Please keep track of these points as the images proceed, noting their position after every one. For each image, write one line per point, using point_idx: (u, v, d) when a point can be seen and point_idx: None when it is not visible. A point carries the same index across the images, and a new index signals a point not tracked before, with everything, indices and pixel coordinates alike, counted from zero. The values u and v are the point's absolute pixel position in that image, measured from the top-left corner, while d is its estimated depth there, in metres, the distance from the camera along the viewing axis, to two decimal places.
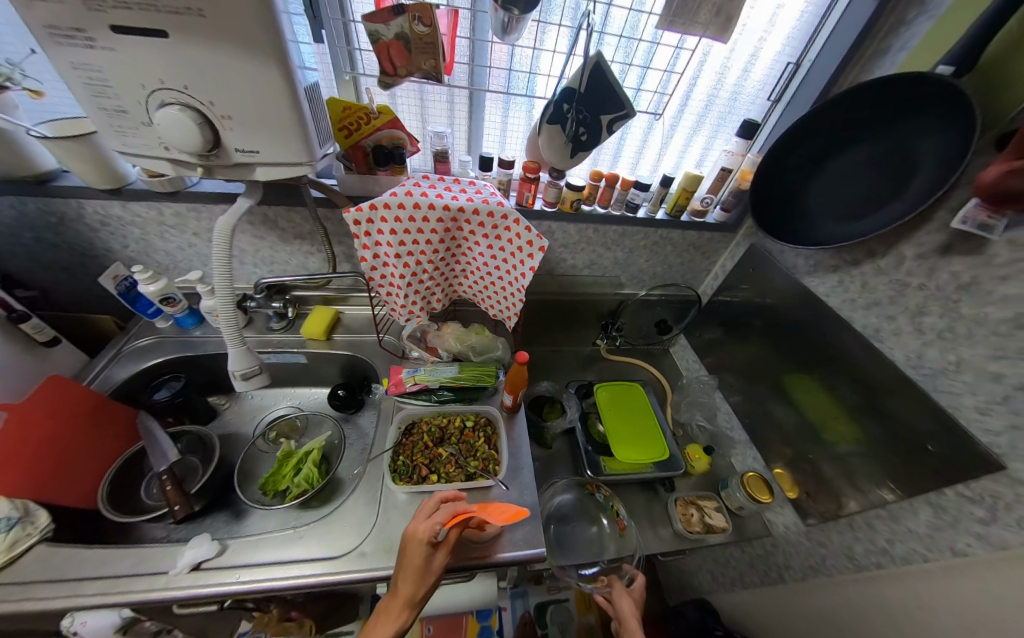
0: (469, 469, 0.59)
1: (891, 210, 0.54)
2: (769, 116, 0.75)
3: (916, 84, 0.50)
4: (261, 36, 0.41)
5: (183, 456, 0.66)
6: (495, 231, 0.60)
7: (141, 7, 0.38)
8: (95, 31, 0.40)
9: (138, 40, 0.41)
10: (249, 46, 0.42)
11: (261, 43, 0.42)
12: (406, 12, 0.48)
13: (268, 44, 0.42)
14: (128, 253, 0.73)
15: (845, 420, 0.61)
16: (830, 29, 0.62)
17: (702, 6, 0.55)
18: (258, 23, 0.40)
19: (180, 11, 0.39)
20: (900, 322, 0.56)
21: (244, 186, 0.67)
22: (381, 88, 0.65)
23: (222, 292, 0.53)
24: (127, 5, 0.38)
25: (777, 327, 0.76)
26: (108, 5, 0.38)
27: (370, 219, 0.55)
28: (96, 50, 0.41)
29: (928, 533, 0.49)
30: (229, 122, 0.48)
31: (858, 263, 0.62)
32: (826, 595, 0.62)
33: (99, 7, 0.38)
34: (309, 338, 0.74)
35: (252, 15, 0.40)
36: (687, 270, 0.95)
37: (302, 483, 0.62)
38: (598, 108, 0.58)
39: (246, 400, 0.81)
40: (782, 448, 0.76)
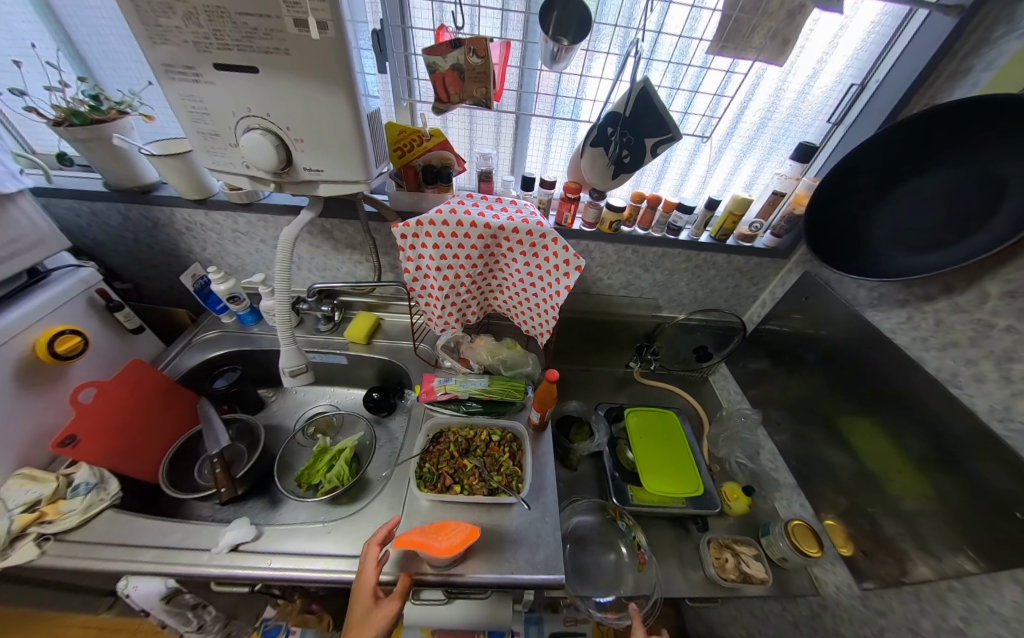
0: (492, 484, 0.58)
1: (972, 243, 0.49)
2: (828, 138, 0.71)
3: (1005, 104, 0.45)
4: (335, 70, 0.46)
5: (233, 442, 0.72)
6: (532, 249, 0.61)
7: (240, 48, 0.45)
8: (202, 69, 0.47)
9: (234, 75, 0.47)
10: (325, 78, 0.47)
11: (337, 76, 0.47)
12: (462, 46, 0.52)
13: (341, 74, 0.47)
14: (206, 255, 0.82)
15: (912, 474, 0.55)
16: (900, 50, 0.59)
17: (758, 30, 0.54)
18: (333, 59, 0.45)
19: (270, 50, 0.45)
20: (982, 367, 0.50)
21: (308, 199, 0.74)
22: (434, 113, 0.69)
23: (281, 295, 0.59)
24: (228, 47, 0.45)
25: (833, 362, 0.70)
26: (214, 47, 0.45)
27: (416, 234, 0.59)
28: (200, 84, 0.49)
29: (1016, 616, 0.43)
30: (301, 145, 0.53)
31: (932, 298, 0.56)
32: None
33: (207, 49, 0.45)
34: (351, 341, 0.79)
35: (333, 53, 0.45)
36: (732, 295, 0.90)
37: (334, 480, 0.65)
38: (642, 132, 0.58)
39: (290, 395, 0.86)
40: (835, 497, 0.68)
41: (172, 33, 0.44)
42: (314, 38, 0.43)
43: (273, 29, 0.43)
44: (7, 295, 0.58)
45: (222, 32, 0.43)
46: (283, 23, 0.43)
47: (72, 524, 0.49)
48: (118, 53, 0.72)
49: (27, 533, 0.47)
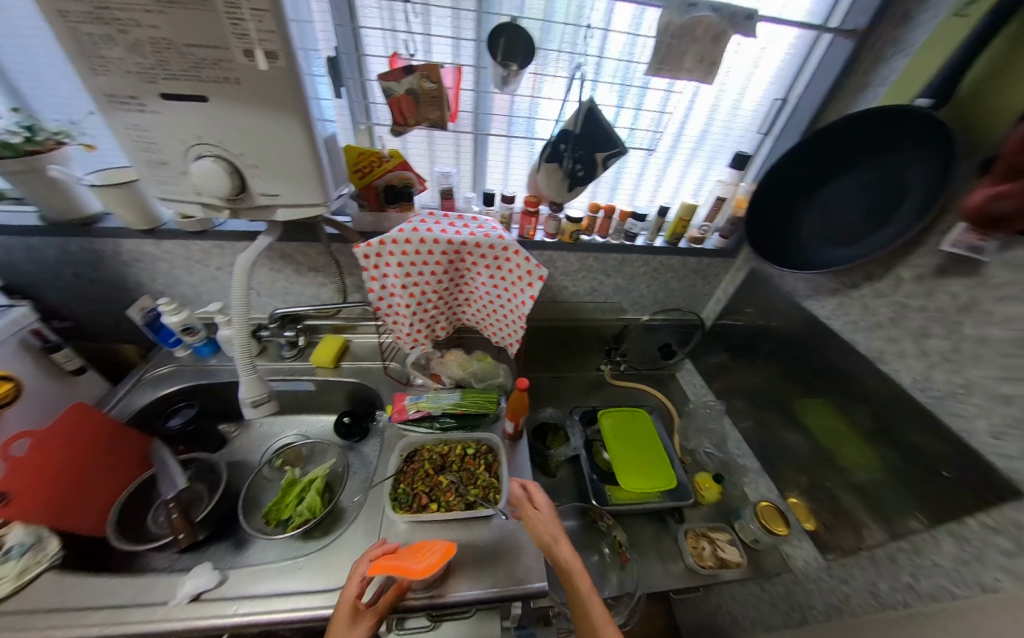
0: (469, 498, 0.58)
1: (883, 234, 0.55)
2: (761, 147, 0.77)
3: (900, 115, 0.52)
4: (288, 98, 0.47)
5: (192, 483, 0.67)
6: (495, 261, 0.63)
7: (188, 77, 0.44)
8: (147, 98, 0.46)
9: (183, 105, 0.47)
10: (278, 105, 0.47)
11: (289, 104, 0.47)
12: (415, 71, 0.53)
13: (294, 101, 0.47)
14: (156, 287, 0.78)
15: (863, 447, 0.60)
16: (812, 70, 0.67)
17: (687, 54, 0.60)
18: (285, 89, 0.46)
19: (219, 80, 0.45)
20: (903, 344, 0.56)
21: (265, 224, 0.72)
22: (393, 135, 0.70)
23: (240, 324, 0.56)
24: (176, 76, 0.44)
25: (784, 351, 0.76)
26: (160, 77, 0.44)
27: (379, 254, 0.59)
28: (146, 113, 0.47)
29: (954, 567, 0.47)
30: (256, 171, 0.52)
31: (857, 286, 0.63)
32: None
33: (153, 79, 0.44)
34: (318, 365, 0.78)
35: (284, 82, 0.46)
36: (690, 295, 0.96)
37: (305, 512, 0.63)
38: (592, 148, 0.62)
39: (254, 428, 0.82)
40: (796, 476, 0.73)
41: (114, 63, 0.43)
42: (263, 69, 0.44)
43: (223, 60, 0.43)
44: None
45: (168, 62, 0.43)
46: (233, 53, 0.43)
47: (2, 593, 0.44)
48: (54, 84, 0.68)
49: None
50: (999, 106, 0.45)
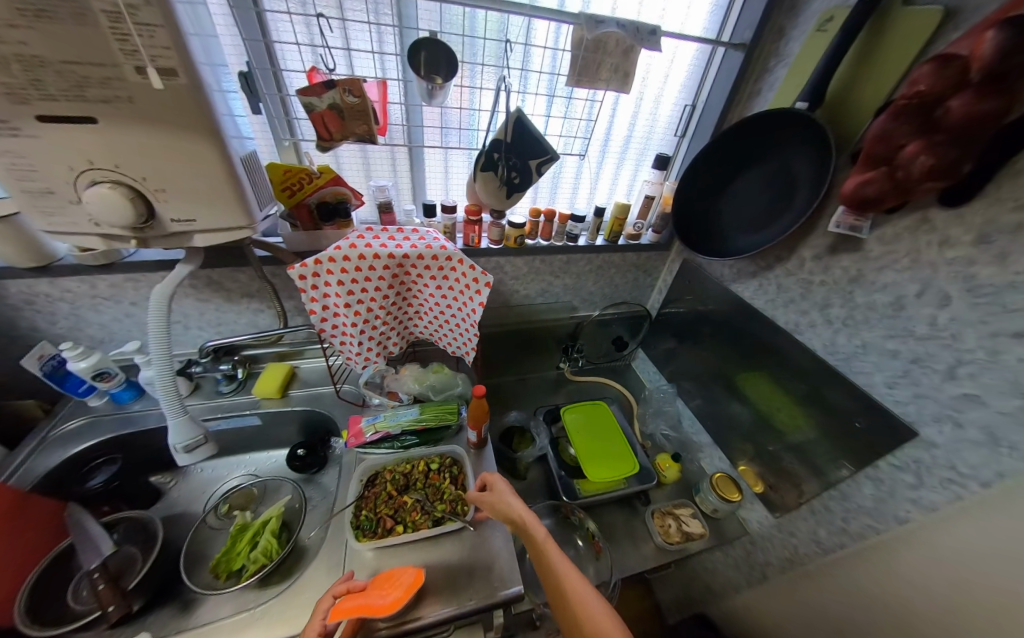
0: (436, 514, 0.57)
1: (785, 221, 0.62)
2: (678, 148, 0.85)
3: (790, 116, 0.59)
4: (194, 115, 0.43)
5: (119, 547, 0.58)
6: (441, 272, 0.63)
7: (70, 98, 0.39)
8: (19, 122, 0.39)
9: (67, 128, 0.40)
10: (184, 123, 0.43)
11: (197, 121, 0.43)
12: (336, 86, 0.52)
13: (203, 118, 0.43)
14: (56, 332, 0.68)
15: (795, 410, 0.67)
16: (712, 78, 0.74)
17: (602, 66, 0.64)
18: (190, 106, 0.42)
19: (108, 99, 0.40)
20: (812, 316, 0.63)
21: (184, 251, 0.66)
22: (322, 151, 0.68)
23: (162, 364, 0.50)
24: (54, 97, 0.39)
25: (720, 331, 0.83)
26: (31, 96, 0.38)
27: (317, 273, 0.56)
28: (20, 139, 0.40)
29: (873, 505, 0.54)
30: (164, 195, 0.47)
31: (770, 267, 0.70)
32: (813, 588, 0.63)
33: (22, 98, 0.38)
34: (262, 398, 0.73)
35: (189, 98, 0.42)
36: (633, 288, 1.01)
37: (259, 558, 0.58)
38: (525, 156, 0.65)
39: (194, 474, 0.74)
40: (743, 445, 0.80)
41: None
42: (157, 88, 0.40)
43: (111, 78, 0.39)
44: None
45: (43, 81, 0.38)
46: (122, 71, 0.39)
47: None
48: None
49: None
50: (858, 104, 0.53)
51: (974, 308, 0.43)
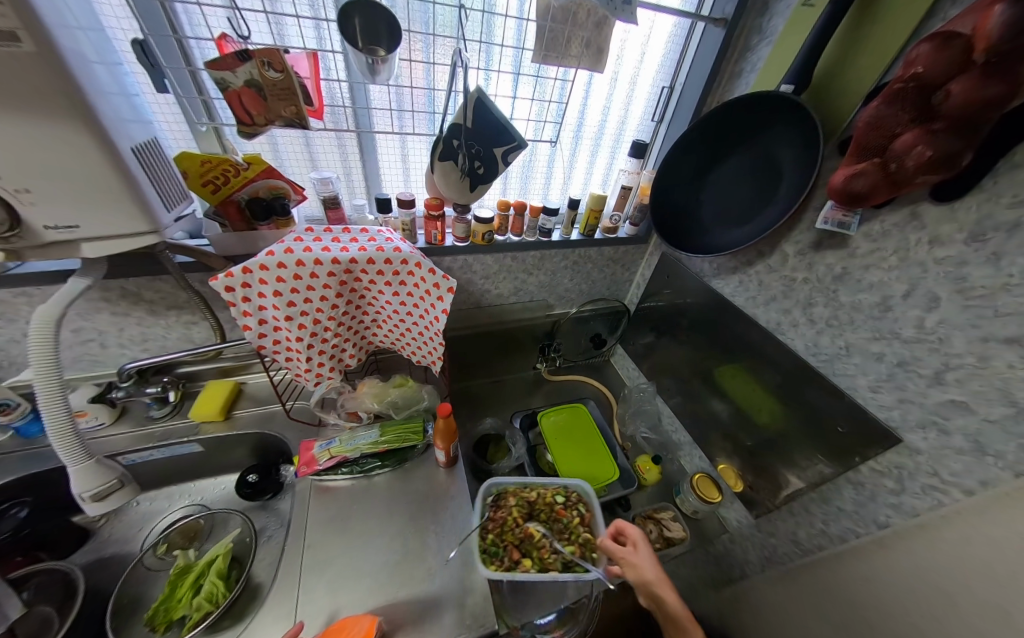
0: (566, 557, 0.53)
1: (769, 214, 0.58)
2: (655, 135, 0.79)
3: (778, 102, 0.54)
4: (55, 98, 0.31)
5: (30, 608, 0.50)
6: (397, 278, 0.55)
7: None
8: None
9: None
10: (47, 105, 0.32)
11: (65, 102, 0.32)
12: (253, 58, 0.42)
13: (67, 100, 0.32)
14: None
15: (772, 410, 0.65)
16: (692, 57, 0.68)
17: (572, 40, 0.57)
18: (46, 84, 0.31)
19: None
20: (794, 315, 0.61)
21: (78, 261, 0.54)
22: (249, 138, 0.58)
23: (52, 406, 0.42)
24: None
25: (701, 328, 0.79)
26: None
27: (247, 283, 0.48)
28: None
29: (854, 509, 0.53)
30: (30, 197, 0.35)
31: (752, 263, 0.67)
32: None
33: None
34: (201, 422, 0.65)
35: (44, 72, 0.30)
36: (611, 283, 0.97)
37: (202, 605, 0.52)
38: (490, 142, 0.56)
39: (128, 510, 0.66)
40: (723, 444, 0.78)
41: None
42: None
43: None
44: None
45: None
46: None
47: None
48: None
49: None
50: (850, 88, 0.48)
51: (964, 311, 0.40)
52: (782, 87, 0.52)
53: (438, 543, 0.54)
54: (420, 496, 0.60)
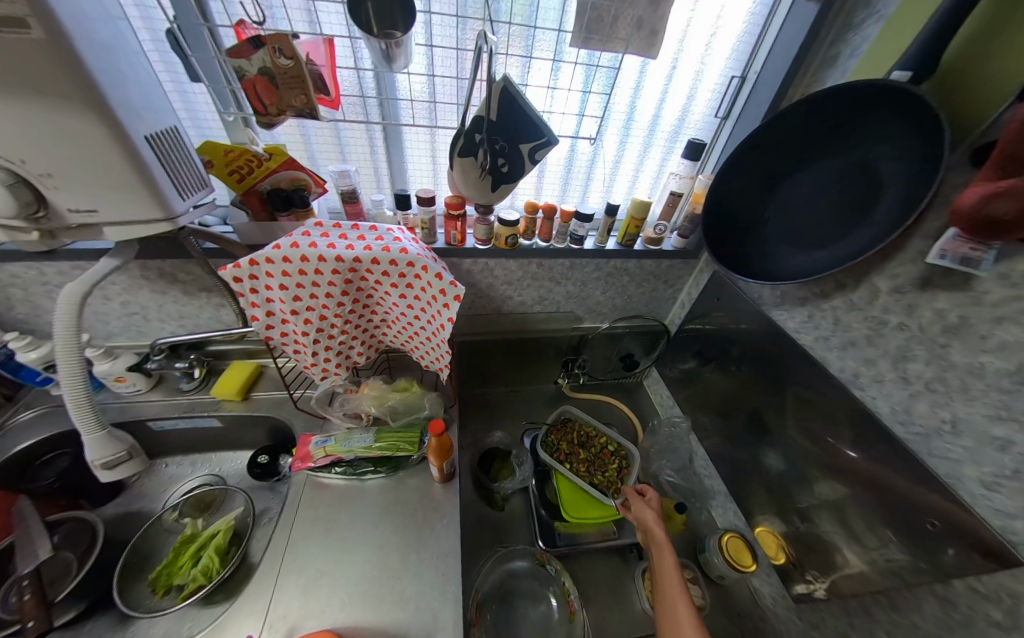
0: (595, 478, 0.68)
1: (857, 239, 0.46)
2: (718, 134, 0.67)
3: (875, 92, 0.42)
4: (64, 85, 0.32)
5: (57, 552, 0.55)
6: (404, 280, 0.52)
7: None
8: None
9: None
10: (54, 94, 0.33)
11: (71, 90, 0.33)
12: (264, 45, 0.41)
13: (74, 87, 0.33)
14: (16, 317, 0.63)
15: (832, 477, 0.53)
16: (774, 38, 0.55)
17: (620, 19, 0.49)
18: (54, 72, 0.31)
19: None
20: (881, 368, 0.48)
21: (107, 242, 0.56)
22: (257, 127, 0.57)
23: (73, 379, 0.45)
24: None
25: (753, 364, 0.67)
26: None
27: (255, 275, 0.48)
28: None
29: (937, 633, 0.41)
30: (52, 181, 0.38)
31: (828, 296, 0.55)
32: None
33: None
34: (223, 399, 0.68)
35: (50, 60, 0.31)
36: (651, 299, 0.86)
37: (198, 578, 0.54)
38: (515, 138, 0.51)
39: (159, 471, 0.71)
40: (764, 504, 0.66)
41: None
42: None
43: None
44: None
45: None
46: None
47: None
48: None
49: None
50: (988, 78, 0.36)
51: None
52: (893, 75, 0.40)
53: (417, 564, 0.51)
54: (410, 509, 0.57)
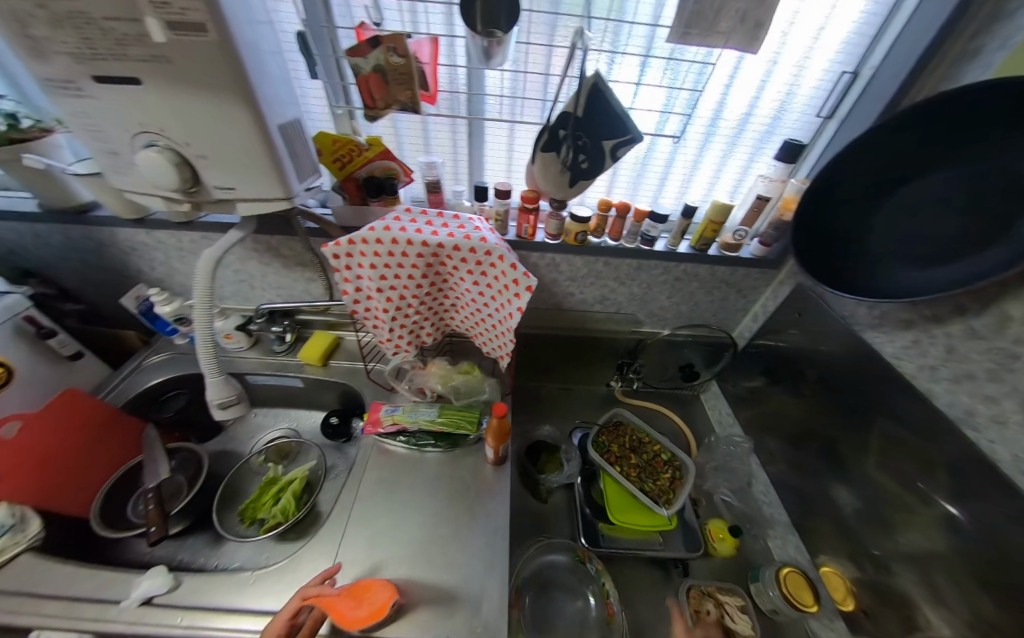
0: (646, 485, 0.67)
1: (983, 259, 0.40)
2: (819, 135, 0.62)
3: (1019, 91, 0.36)
4: (223, 79, 0.38)
5: (173, 474, 0.66)
6: (479, 268, 0.54)
7: (116, 59, 0.36)
8: (81, 82, 0.39)
9: (118, 89, 0.39)
10: (217, 87, 0.39)
11: (228, 85, 0.39)
12: (380, 44, 0.44)
13: (231, 82, 0.38)
14: (156, 276, 0.76)
15: (923, 524, 0.46)
16: (897, 31, 0.49)
17: (722, 13, 0.45)
18: (218, 68, 0.37)
19: (148, 59, 0.36)
20: (1005, 408, 0.41)
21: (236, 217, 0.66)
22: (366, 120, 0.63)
23: (202, 327, 0.52)
24: (103, 57, 0.37)
25: (834, 389, 0.61)
26: (88, 55, 0.36)
27: (350, 253, 0.53)
28: (85, 100, 0.40)
29: None
30: (204, 162, 0.44)
31: (941, 321, 0.48)
32: None
33: (82, 59, 0.37)
34: (307, 363, 0.76)
35: (219, 58, 0.37)
36: (721, 309, 0.82)
37: (277, 515, 0.62)
38: (599, 135, 0.51)
39: (249, 419, 0.81)
40: (833, 542, 0.60)
41: (44, 44, 0.36)
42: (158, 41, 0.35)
43: (146, 35, 0.35)
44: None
45: (91, 40, 0.35)
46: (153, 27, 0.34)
47: None
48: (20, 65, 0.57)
49: None
50: None
51: None
52: None
53: (468, 537, 0.54)
54: (463, 485, 0.60)
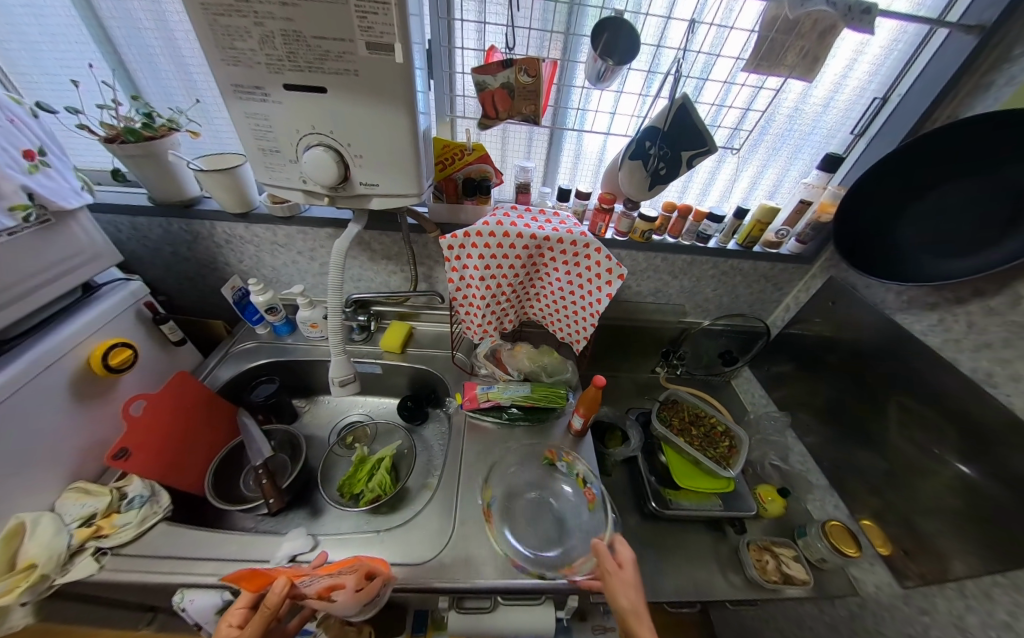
0: (708, 452, 0.76)
1: (999, 251, 0.50)
2: (851, 149, 0.72)
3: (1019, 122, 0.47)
4: (396, 93, 0.44)
5: (275, 453, 0.71)
6: (575, 259, 0.62)
7: (312, 70, 0.42)
8: (270, 88, 0.44)
9: (301, 96, 0.45)
10: (391, 99, 0.45)
11: (400, 95, 0.45)
12: (514, 65, 0.52)
13: (403, 94, 0.45)
14: (243, 268, 0.80)
15: (947, 467, 0.56)
16: (922, 66, 0.60)
17: (791, 49, 0.55)
18: (397, 83, 0.43)
19: (342, 72, 0.42)
20: (1017, 367, 0.50)
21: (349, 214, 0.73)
22: (473, 128, 0.71)
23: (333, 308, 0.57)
24: (301, 68, 0.42)
25: (858, 365, 0.71)
26: (286, 66, 0.42)
27: (462, 245, 0.60)
28: (268, 104, 0.46)
29: None
30: (360, 161, 0.50)
31: (962, 301, 0.58)
32: None
33: (279, 69, 0.42)
34: (386, 351, 0.81)
35: (399, 71, 0.43)
36: (756, 301, 0.93)
37: (377, 488, 0.66)
38: (679, 145, 0.60)
39: (322, 405, 0.86)
40: (868, 498, 0.69)
41: (246, 55, 0.42)
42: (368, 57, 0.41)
43: (345, 52, 0.41)
44: (39, 317, 0.51)
45: (297, 54, 0.41)
46: (355, 47, 0.41)
47: (127, 537, 0.49)
48: (165, 69, 0.66)
49: (86, 546, 0.48)
50: None
51: None
52: None
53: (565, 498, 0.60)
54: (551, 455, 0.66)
